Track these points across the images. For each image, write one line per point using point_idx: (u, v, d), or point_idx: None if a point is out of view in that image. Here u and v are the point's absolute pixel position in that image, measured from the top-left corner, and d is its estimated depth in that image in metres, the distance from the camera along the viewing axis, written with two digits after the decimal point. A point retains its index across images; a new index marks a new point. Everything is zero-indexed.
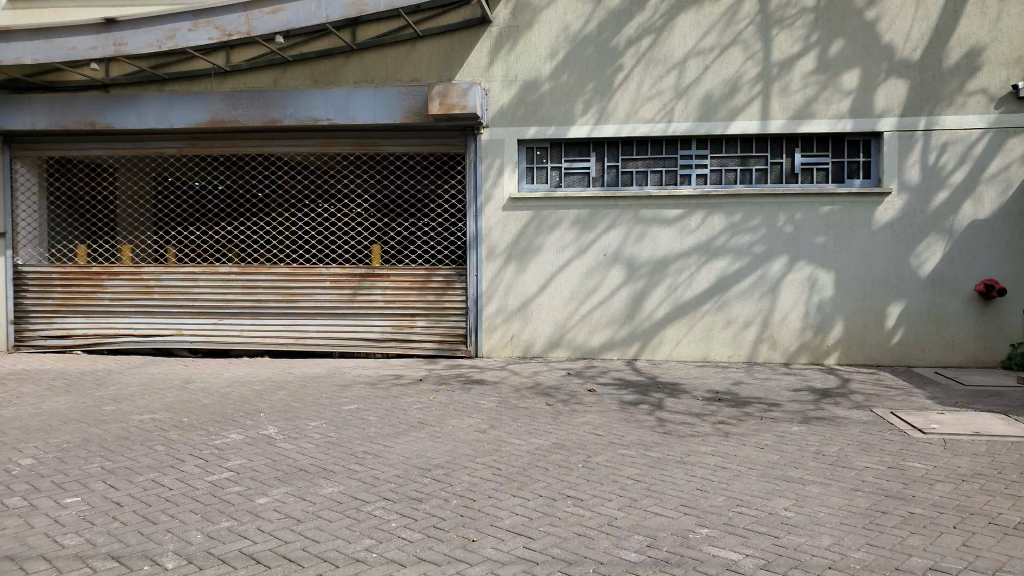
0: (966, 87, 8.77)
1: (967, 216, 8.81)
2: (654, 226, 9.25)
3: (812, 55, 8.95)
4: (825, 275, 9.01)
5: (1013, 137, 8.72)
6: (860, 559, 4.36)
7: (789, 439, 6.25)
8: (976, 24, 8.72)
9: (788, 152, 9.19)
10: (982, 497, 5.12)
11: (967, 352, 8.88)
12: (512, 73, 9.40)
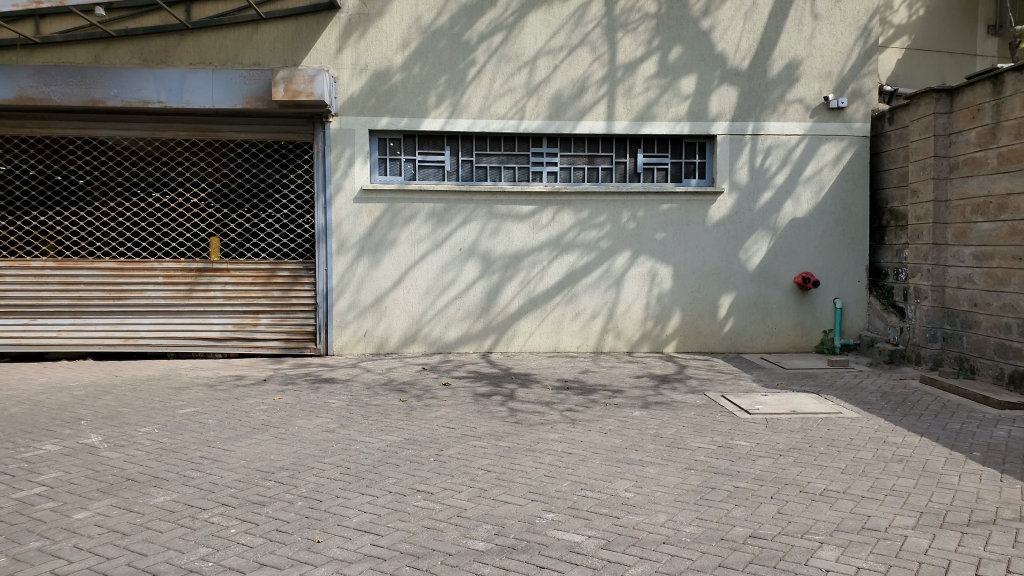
0: (787, 97, 9.57)
1: (788, 215, 9.62)
2: (508, 221, 9.41)
3: (653, 59, 9.43)
4: (665, 268, 9.55)
5: (827, 143, 9.60)
6: (691, 532, 4.74)
7: (631, 423, 6.58)
8: (795, 38, 9.53)
9: (632, 152, 9.66)
10: (796, 469, 5.67)
11: (789, 339, 9.70)
12: (362, 62, 9.22)
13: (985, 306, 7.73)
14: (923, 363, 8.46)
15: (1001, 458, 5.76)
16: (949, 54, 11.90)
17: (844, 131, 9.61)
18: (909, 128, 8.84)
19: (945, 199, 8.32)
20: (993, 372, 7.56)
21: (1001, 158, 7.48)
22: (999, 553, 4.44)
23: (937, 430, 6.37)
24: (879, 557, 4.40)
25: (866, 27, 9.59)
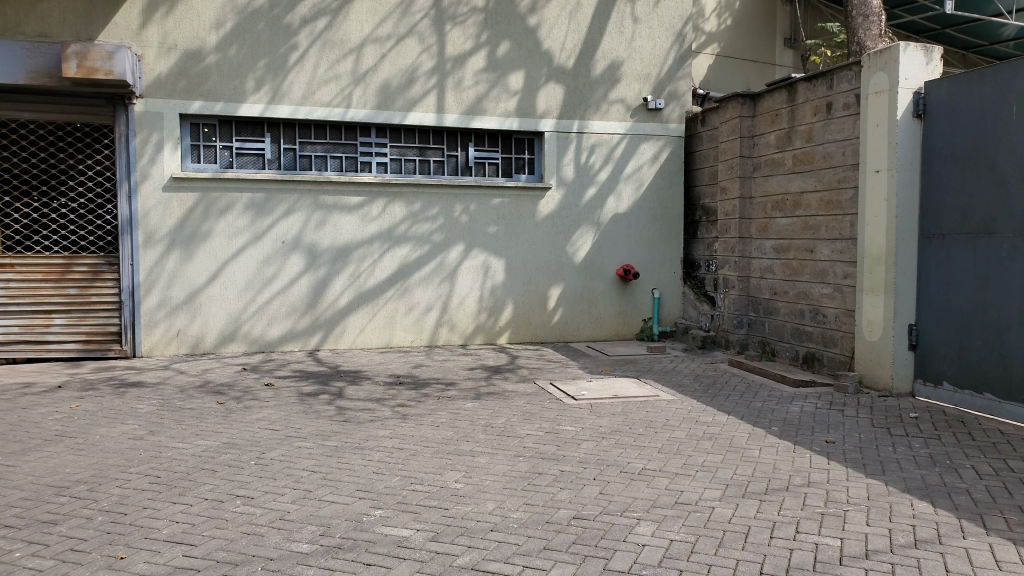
0: (609, 96, 10.02)
1: (610, 210, 10.10)
2: (335, 213, 9.16)
3: (482, 54, 9.54)
4: (497, 261, 9.72)
5: (645, 143, 10.17)
6: (518, 518, 4.84)
7: (462, 415, 6.64)
8: (616, 40, 10.00)
9: (463, 146, 9.73)
10: (618, 451, 5.97)
11: (614, 328, 10.21)
12: (170, 40, 8.61)
13: (783, 294, 8.52)
14: (732, 347, 9.22)
15: (795, 431, 6.38)
16: (754, 62, 13.01)
17: (661, 131, 10.22)
18: (718, 130, 9.57)
19: (749, 196, 9.09)
20: (790, 354, 8.39)
21: (795, 159, 8.27)
22: (791, 516, 4.92)
23: (742, 408, 6.95)
24: (689, 529, 4.74)
25: (681, 33, 10.26)
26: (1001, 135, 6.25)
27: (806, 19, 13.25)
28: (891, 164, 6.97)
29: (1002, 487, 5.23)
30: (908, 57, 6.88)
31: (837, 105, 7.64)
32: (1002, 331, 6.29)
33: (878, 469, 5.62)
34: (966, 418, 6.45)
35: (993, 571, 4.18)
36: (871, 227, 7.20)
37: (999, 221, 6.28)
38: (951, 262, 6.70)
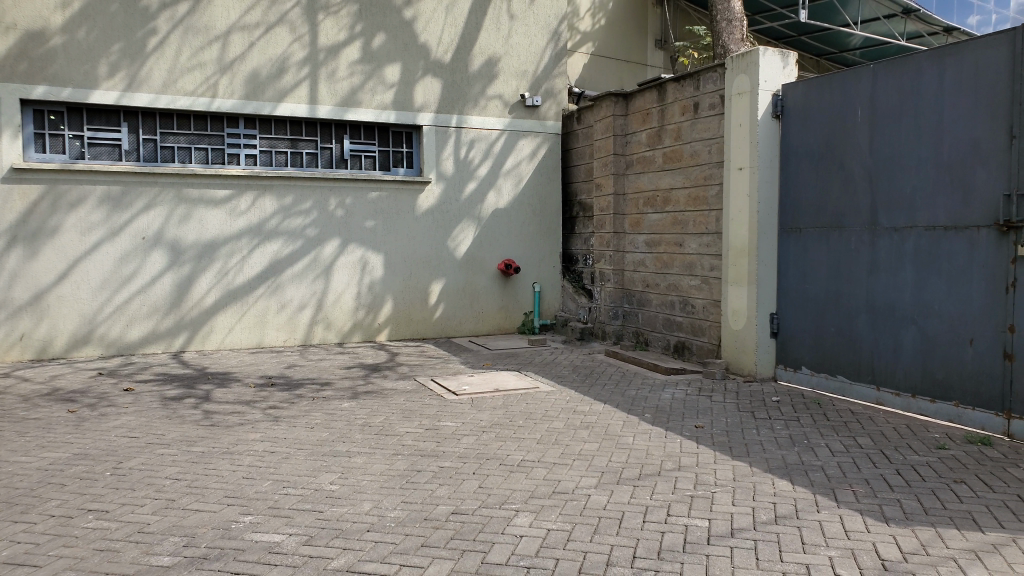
0: (486, 92, 10.09)
1: (490, 205, 10.18)
2: (200, 207, 8.75)
3: (357, 45, 9.39)
4: (374, 257, 9.59)
5: (523, 138, 10.31)
6: (395, 516, 4.79)
7: (338, 415, 6.51)
8: (493, 36, 10.10)
9: (337, 138, 9.52)
10: (497, 443, 6.02)
11: (494, 322, 10.30)
12: (8, 19, 7.92)
13: (655, 286, 8.87)
14: (608, 338, 9.51)
15: (666, 417, 6.65)
16: (628, 62, 13.44)
17: (538, 127, 10.40)
18: (593, 128, 9.83)
19: (623, 193, 9.39)
20: (662, 344, 8.75)
21: (665, 157, 8.61)
22: (662, 500, 5.12)
23: (617, 396, 7.17)
24: (565, 517, 4.83)
25: (556, 31, 10.50)
26: (849, 137, 6.81)
27: (675, 22, 13.86)
28: (753, 162, 7.37)
29: (852, 462, 5.65)
30: (767, 61, 7.29)
31: (704, 105, 7.99)
32: (851, 318, 6.85)
33: (743, 451, 5.93)
34: (821, 399, 6.95)
35: (842, 540, 4.51)
36: (735, 222, 7.61)
37: (848, 216, 6.84)
38: (807, 255, 7.23)
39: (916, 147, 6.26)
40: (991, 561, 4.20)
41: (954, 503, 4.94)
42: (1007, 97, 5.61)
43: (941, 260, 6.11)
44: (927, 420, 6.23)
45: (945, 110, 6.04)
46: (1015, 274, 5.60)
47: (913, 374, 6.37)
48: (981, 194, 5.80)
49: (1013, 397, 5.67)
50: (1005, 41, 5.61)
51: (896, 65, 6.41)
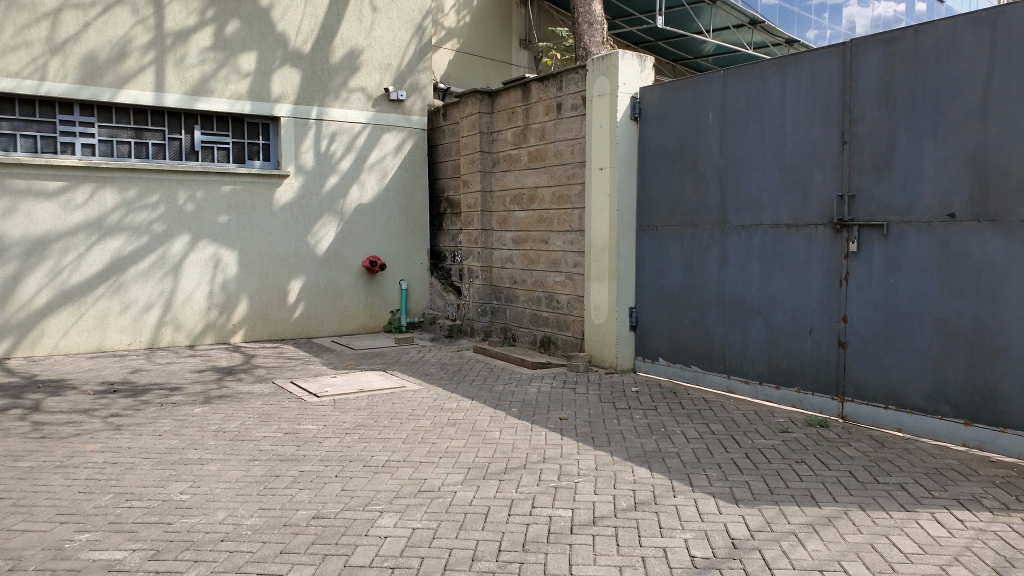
0: (348, 84, 9.93)
1: (354, 200, 10.03)
2: (28, 200, 8.02)
3: (208, 31, 8.94)
4: (228, 253, 9.20)
5: (387, 133, 10.23)
6: (252, 524, 4.58)
7: (188, 422, 6.16)
8: (355, 28, 9.93)
9: (187, 128, 9.04)
10: (361, 445, 5.90)
11: (358, 321, 10.15)
12: None
13: (521, 282, 9.01)
14: (477, 335, 9.58)
15: (532, 410, 6.75)
16: (492, 60, 13.54)
17: (404, 122, 10.36)
18: (460, 125, 9.87)
19: (490, 190, 9.48)
20: (529, 338, 8.91)
21: (530, 156, 8.75)
22: (527, 492, 5.19)
23: (485, 392, 7.22)
24: (431, 515, 4.80)
25: (420, 26, 10.48)
26: (701, 140, 7.18)
27: (538, 23, 14.12)
28: (613, 162, 7.63)
29: (705, 448, 5.95)
30: (626, 64, 7.55)
31: (566, 106, 8.17)
32: (703, 311, 7.23)
33: (604, 441, 6.11)
34: (677, 389, 7.30)
35: (697, 522, 4.74)
36: (596, 220, 7.84)
37: (701, 215, 7.22)
38: (664, 252, 7.57)
39: (760, 151, 6.70)
40: (827, 533, 4.56)
41: (796, 481, 5.32)
42: (840, 106, 6.14)
43: (783, 256, 6.57)
44: (772, 406, 6.69)
45: (786, 117, 6.50)
46: (848, 269, 6.13)
47: (759, 362, 6.81)
48: (818, 196, 6.30)
49: (845, 380, 6.21)
50: (837, 55, 6.13)
51: (743, 73, 6.82)
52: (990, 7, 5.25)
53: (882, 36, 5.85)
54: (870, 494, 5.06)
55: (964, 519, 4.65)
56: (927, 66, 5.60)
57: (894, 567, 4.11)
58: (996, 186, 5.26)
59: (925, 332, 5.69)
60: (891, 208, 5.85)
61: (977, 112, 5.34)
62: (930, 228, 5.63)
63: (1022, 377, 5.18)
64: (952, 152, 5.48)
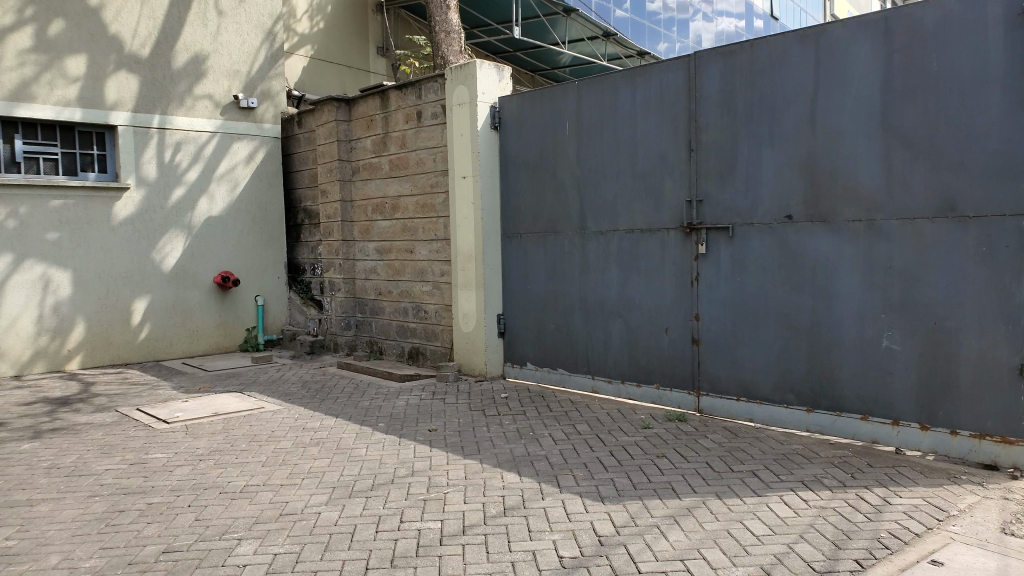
0: (193, 91, 9.52)
1: (202, 213, 9.63)
2: None
3: (28, 31, 8.22)
4: (60, 273, 8.49)
5: (237, 141, 9.92)
6: (90, 566, 4.21)
7: (14, 461, 5.61)
8: (198, 32, 9.54)
9: (6, 138, 8.24)
10: (216, 471, 5.60)
11: (210, 340, 9.74)
12: None
13: (387, 293, 8.89)
14: (341, 349, 9.35)
15: (400, 424, 6.66)
16: (347, 67, 13.28)
17: (256, 130, 10.10)
18: (316, 132, 9.66)
19: (350, 199, 9.31)
20: (396, 351, 8.79)
21: (391, 164, 8.66)
22: (395, 508, 5.09)
23: (350, 408, 7.05)
24: (294, 539, 4.59)
25: (272, 31, 10.24)
26: (559, 148, 7.36)
27: (396, 31, 13.98)
28: (474, 171, 7.69)
29: (572, 449, 6.07)
30: (484, 73, 7.64)
31: (426, 114, 8.16)
32: (567, 315, 7.40)
33: (474, 449, 6.10)
34: (545, 392, 7.43)
35: (565, 523, 4.82)
36: (462, 228, 7.86)
37: (562, 221, 7.40)
38: (528, 257, 7.71)
39: (615, 159, 6.94)
40: (686, 523, 4.75)
41: (657, 475, 5.52)
42: (686, 115, 6.46)
43: (639, 259, 6.83)
44: (635, 403, 6.93)
45: (637, 126, 6.77)
46: (698, 269, 6.45)
47: (621, 362, 7.03)
48: (669, 201, 6.60)
49: (699, 375, 6.53)
50: (682, 67, 6.45)
51: (596, 83, 7.04)
52: (813, 26, 5.70)
53: (720, 50, 6.21)
54: (725, 483, 5.33)
55: (808, 498, 4.99)
56: (762, 79, 6.00)
57: (747, 550, 4.34)
58: (826, 189, 5.72)
59: (769, 326, 6.09)
60: (735, 211, 6.22)
61: (807, 121, 5.78)
62: (770, 229, 6.04)
63: (853, 364, 5.67)
64: (787, 159, 5.90)
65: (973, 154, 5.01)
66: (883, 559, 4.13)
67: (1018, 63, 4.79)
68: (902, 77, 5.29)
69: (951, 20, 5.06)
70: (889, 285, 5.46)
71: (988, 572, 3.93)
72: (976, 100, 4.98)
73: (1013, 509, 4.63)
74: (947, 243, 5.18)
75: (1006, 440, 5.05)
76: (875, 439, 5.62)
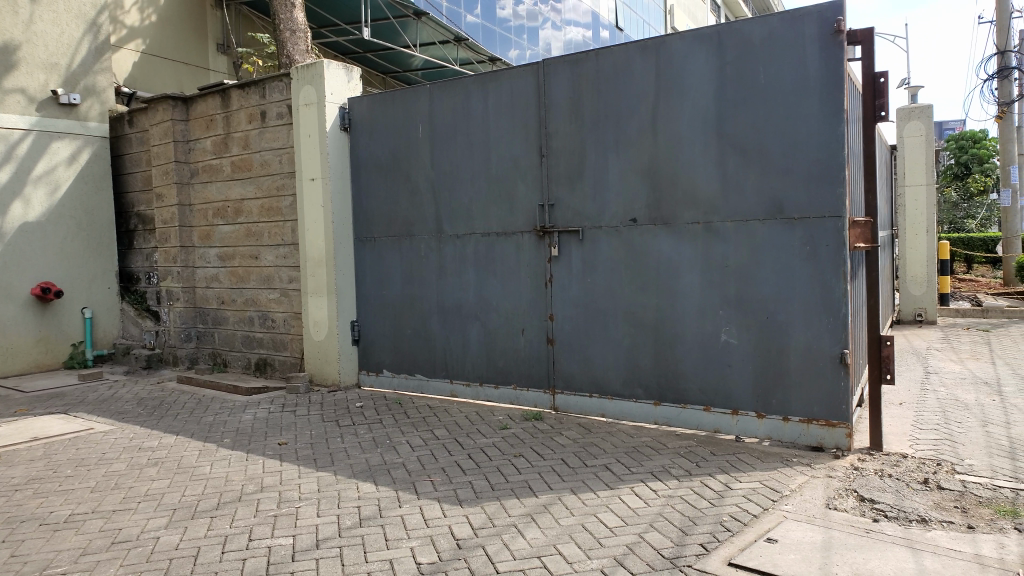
0: (3, 84, 8.63)
1: (17, 218, 8.77)
2: None
3: None
4: None
5: (56, 141, 9.16)
6: None
7: None
8: (8, 20, 8.63)
9: None
10: (36, 502, 5.10)
11: (28, 358, 8.89)
12: None
13: (230, 302, 8.50)
14: (180, 364, 8.80)
15: (248, 439, 6.35)
16: (185, 64, 12.24)
17: (78, 128, 9.40)
18: (149, 132, 9.09)
19: (188, 203, 8.82)
20: (242, 363, 8.43)
21: (234, 166, 8.30)
22: (242, 526, 4.82)
23: (192, 425, 6.67)
24: (128, 568, 4.24)
25: (95, 22, 9.45)
26: (413, 152, 7.32)
27: (237, 28, 13.13)
28: (324, 173, 7.54)
29: (430, 454, 6.02)
30: (332, 73, 7.52)
31: (271, 114, 7.92)
32: (424, 320, 7.36)
33: (327, 461, 5.92)
34: (402, 399, 7.35)
35: (422, 529, 4.75)
36: (312, 233, 7.67)
37: (417, 225, 7.35)
38: (382, 262, 7.60)
39: (469, 162, 6.97)
40: (543, 520, 4.81)
41: (514, 475, 5.57)
42: (537, 120, 6.59)
43: (494, 262, 6.90)
44: (492, 405, 6.98)
45: (490, 130, 6.84)
46: (551, 271, 6.60)
47: (478, 365, 7.06)
48: (523, 204, 6.71)
49: (554, 375, 6.67)
50: (531, 73, 6.57)
51: (448, 87, 7.05)
52: (653, 37, 5.96)
53: (568, 58, 6.38)
54: (579, 478, 5.46)
55: (656, 488, 5.20)
56: (608, 87, 6.22)
57: (601, 542, 4.46)
58: (668, 192, 6.01)
59: (620, 325, 6.31)
60: (585, 215, 6.41)
61: (650, 128, 6.04)
62: (617, 232, 6.27)
63: (696, 359, 5.98)
64: (632, 164, 6.16)
65: (797, 160, 5.43)
66: (725, 541, 4.37)
67: (833, 77, 5.24)
68: (734, 87, 5.65)
69: (775, 36, 5.45)
70: (726, 283, 5.81)
71: (816, 545, 4.24)
72: (798, 110, 5.39)
73: (836, 485, 5.06)
74: (776, 243, 5.58)
75: (830, 423, 5.50)
76: (717, 429, 5.96)
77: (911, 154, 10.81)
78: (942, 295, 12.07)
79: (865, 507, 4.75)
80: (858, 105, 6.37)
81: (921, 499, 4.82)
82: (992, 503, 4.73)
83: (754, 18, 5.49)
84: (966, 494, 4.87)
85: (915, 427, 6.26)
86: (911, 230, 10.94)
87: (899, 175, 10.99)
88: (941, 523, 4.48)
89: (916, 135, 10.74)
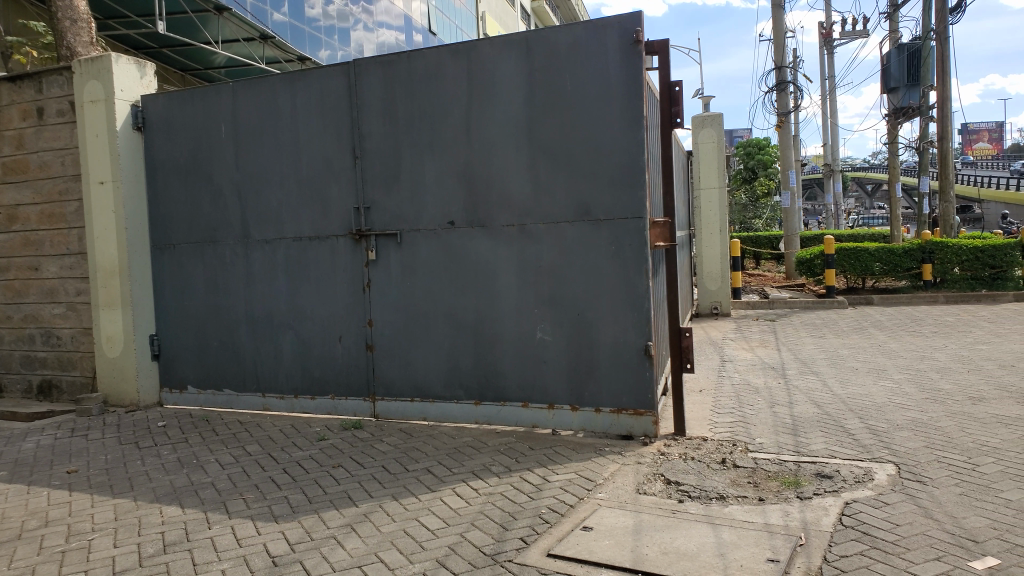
0: None
1: None
2: None
3: None
4: None
5: None
6: None
7: None
8: None
9: None
10: None
11: None
12: None
13: (6, 320, 7.67)
14: None
15: (28, 470, 5.76)
16: None
17: None
18: None
19: None
20: (21, 387, 7.63)
21: (5, 168, 7.50)
22: (23, 567, 4.34)
23: None
24: None
25: None
26: (216, 153, 6.95)
27: (5, 15, 11.84)
28: (115, 176, 7.02)
29: (241, 471, 5.74)
30: (121, 69, 7.03)
31: (49, 111, 7.27)
32: (232, 331, 7.00)
33: (125, 487, 5.48)
34: (210, 417, 6.97)
35: (234, 550, 4.49)
36: (102, 241, 7.12)
37: (222, 231, 6.99)
38: (184, 271, 7.16)
39: (278, 164, 6.72)
40: (363, 529, 4.71)
41: (333, 486, 5.41)
42: (349, 122, 6.46)
43: (308, 268, 6.70)
44: (309, 417, 6.77)
45: (299, 131, 6.63)
46: (369, 276, 6.49)
47: (293, 376, 6.83)
48: (337, 208, 6.57)
49: (374, 381, 6.57)
50: (342, 73, 6.43)
51: (253, 85, 6.75)
52: (463, 41, 6.02)
53: (378, 59, 6.30)
54: (400, 484, 5.40)
55: (477, 487, 5.26)
56: (421, 90, 6.21)
57: (422, 546, 4.43)
58: (483, 196, 6.10)
59: (440, 327, 6.33)
60: (401, 218, 6.36)
61: (463, 132, 6.10)
62: (435, 235, 6.28)
63: (514, 358, 6.12)
64: (448, 167, 6.19)
65: (602, 165, 5.70)
66: (544, 533, 4.49)
67: (632, 85, 5.55)
68: (542, 92, 5.82)
69: (580, 44, 5.68)
70: (540, 283, 5.99)
71: (627, 529, 4.45)
72: (601, 116, 5.65)
73: (645, 471, 5.35)
74: (584, 243, 5.83)
75: (638, 412, 5.83)
76: (535, 424, 6.12)
77: (704, 159, 11.67)
78: (734, 289, 13.27)
79: (672, 489, 5.06)
80: (657, 112, 6.75)
81: (720, 478, 5.22)
82: (779, 476, 5.21)
83: (561, 26, 5.68)
84: (757, 470, 5.33)
85: (714, 412, 6.78)
86: (707, 228, 11.81)
87: (694, 179, 11.86)
88: (737, 498, 4.87)
89: (709, 142, 11.58)
